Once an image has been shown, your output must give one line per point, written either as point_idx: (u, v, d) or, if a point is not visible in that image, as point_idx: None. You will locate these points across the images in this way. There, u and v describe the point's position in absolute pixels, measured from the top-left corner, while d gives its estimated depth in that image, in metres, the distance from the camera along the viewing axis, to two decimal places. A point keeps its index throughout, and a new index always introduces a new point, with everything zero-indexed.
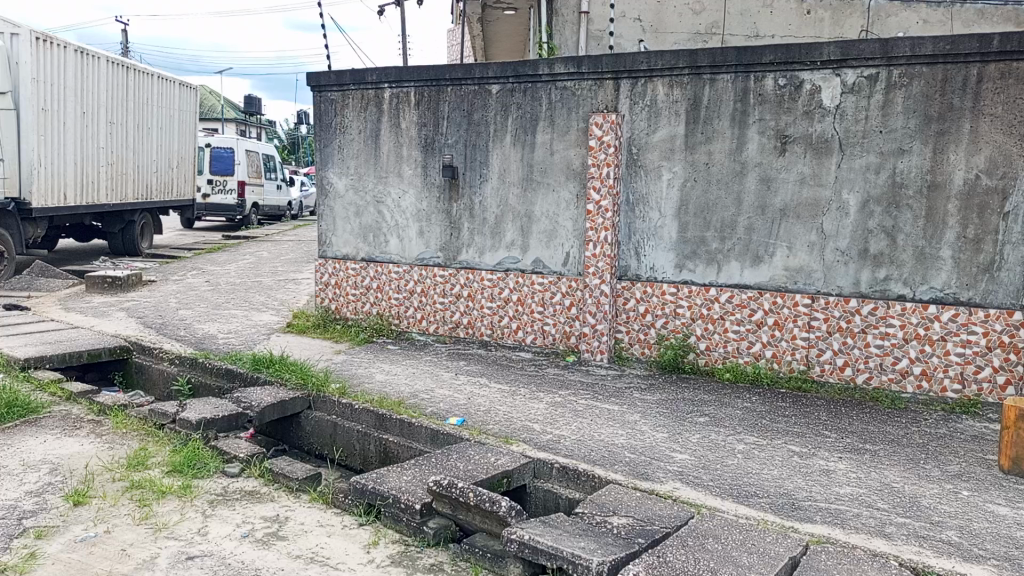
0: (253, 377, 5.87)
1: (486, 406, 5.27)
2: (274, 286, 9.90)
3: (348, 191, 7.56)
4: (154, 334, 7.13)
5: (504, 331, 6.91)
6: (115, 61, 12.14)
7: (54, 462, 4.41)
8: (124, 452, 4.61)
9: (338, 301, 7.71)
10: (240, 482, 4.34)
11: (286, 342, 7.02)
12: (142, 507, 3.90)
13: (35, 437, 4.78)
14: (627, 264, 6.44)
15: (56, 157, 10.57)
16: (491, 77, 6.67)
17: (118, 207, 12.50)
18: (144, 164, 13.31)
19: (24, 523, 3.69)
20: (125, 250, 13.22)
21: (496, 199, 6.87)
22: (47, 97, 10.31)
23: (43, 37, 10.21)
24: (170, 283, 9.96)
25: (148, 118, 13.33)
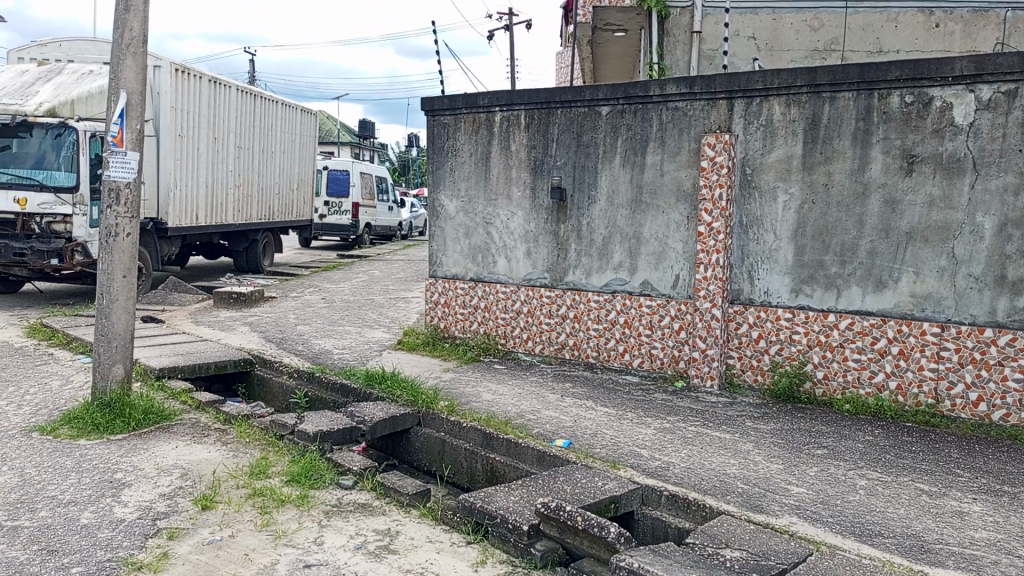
0: (366, 392, 6.05)
1: (592, 430, 5.23)
2: (386, 304, 10.22)
3: (459, 213, 7.72)
4: (275, 348, 7.49)
5: (611, 353, 6.86)
6: (244, 90, 12.93)
7: (185, 467, 4.69)
8: (246, 461, 4.85)
9: (446, 320, 7.87)
10: (353, 495, 4.47)
11: (397, 359, 7.21)
12: (263, 514, 4.08)
13: (168, 443, 5.11)
14: (739, 287, 6.27)
15: (189, 180, 11.33)
16: (601, 99, 6.69)
17: (243, 226, 13.25)
18: (267, 186, 14.06)
19: (158, 523, 3.93)
20: (248, 267, 13.98)
21: (605, 220, 6.85)
22: (183, 123, 11.07)
23: (181, 68, 10.99)
24: (290, 300, 10.44)
25: (271, 143, 14.10)
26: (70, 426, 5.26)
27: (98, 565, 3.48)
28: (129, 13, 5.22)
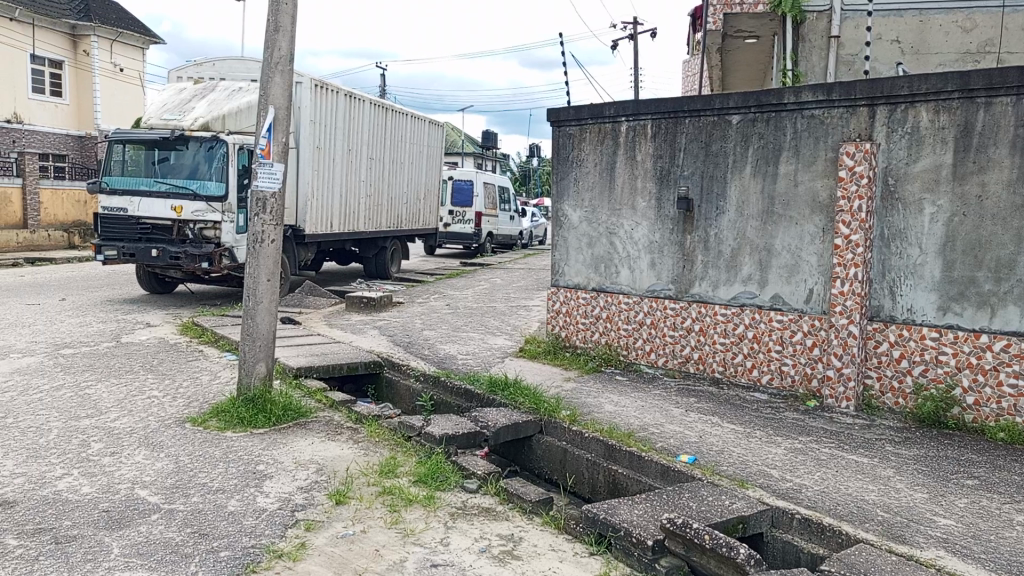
0: (490, 398, 6.15)
1: (718, 447, 5.10)
2: (507, 312, 10.35)
3: (582, 223, 7.71)
4: (403, 352, 7.74)
5: (738, 369, 6.67)
6: (377, 103, 13.47)
7: (321, 463, 4.93)
8: (376, 460, 5.04)
9: (568, 329, 7.88)
10: (478, 498, 4.55)
11: (519, 367, 7.29)
12: (393, 512, 4.23)
13: (305, 438, 5.38)
14: (880, 304, 5.94)
15: (325, 189, 11.92)
16: (732, 107, 6.53)
17: (373, 234, 13.80)
18: (396, 195, 14.58)
19: (296, 515, 4.15)
20: (377, 273, 14.54)
21: (733, 231, 6.67)
22: (321, 136, 11.66)
23: (320, 84, 11.58)
24: (416, 306, 10.78)
25: (400, 154, 14.62)
26: (217, 418, 5.63)
27: (243, 550, 3.71)
28: (278, 33, 5.55)
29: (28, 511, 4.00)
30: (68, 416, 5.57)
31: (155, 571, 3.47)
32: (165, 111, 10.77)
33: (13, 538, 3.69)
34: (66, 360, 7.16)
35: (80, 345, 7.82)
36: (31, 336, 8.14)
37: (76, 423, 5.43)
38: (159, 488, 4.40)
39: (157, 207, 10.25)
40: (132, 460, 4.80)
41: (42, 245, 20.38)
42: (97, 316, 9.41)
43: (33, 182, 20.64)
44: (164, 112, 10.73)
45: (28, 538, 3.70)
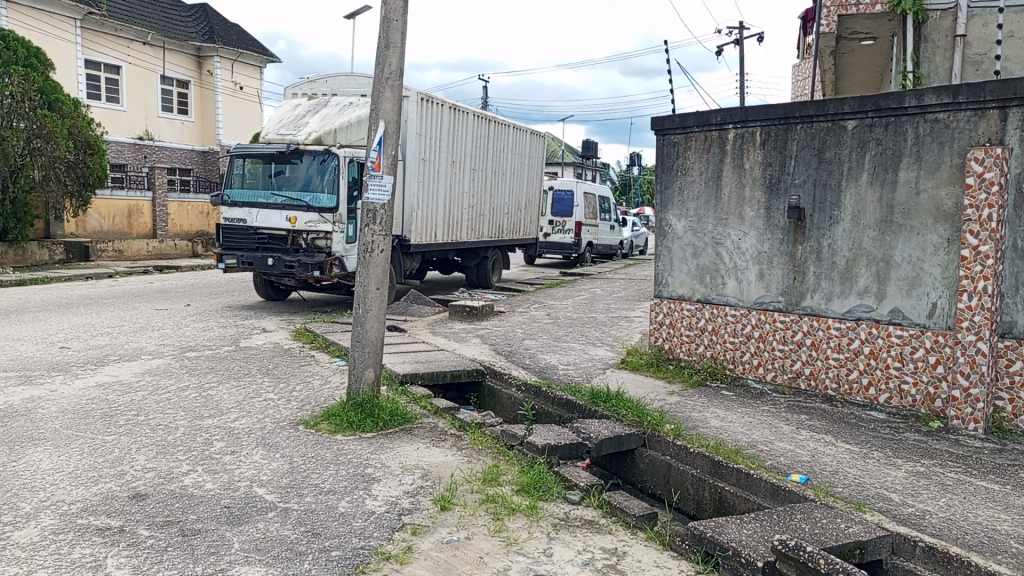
0: (592, 409, 6.11)
1: (833, 467, 4.88)
2: (608, 323, 10.28)
3: (687, 233, 7.58)
4: (504, 360, 7.81)
5: (853, 386, 6.37)
6: (480, 115, 13.69)
7: (426, 468, 5.03)
8: (479, 467, 5.10)
9: (671, 341, 7.75)
10: (581, 510, 4.52)
11: (622, 378, 7.22)
12: (496, 521, 4.26)
13: (411, 444, 5.51)
14: (1012, 319, 5.56)
15: (430, 200, 12.20)
16: (847, 113, 6.27)
17: (475, 244, 14.01)
18: (497, 206, 14.76)
19: (403, 519, 4.25)
20: (478, 282, 14.75)
21: (848, 241, 6.40)
22: (426, 148, 11.95)
23: (426, 97, 11.87)
24: (517, 315, 10.86)
25: (502, 164, 14.79)
26: (329, 421, 5.84)
27: (353, 551, 3.83)
28: (388, 49, 5.73)
29: (158, 504, 4.26)
30: (192, 416, 5.92)
31: (272, 567, 3.62)
32: (282, 126, 11.30)
33: (145, 529, 3.94)
34: (190, 363, 7.60)
35: (203, 348, 8.29)
36: (159, 339, 8.69)
37: (200, 422, 5.75)
38: (275, 487, 4.61)
39: (274, 218, 10.76)
40: (250, 459, 5.04)
41: (169, 254, 21.77)
42: (218, 322, 9.96)
43: (162, 195, 22.08)
44: (280, 127, 11.26)
45: (158, 530, 3.94)
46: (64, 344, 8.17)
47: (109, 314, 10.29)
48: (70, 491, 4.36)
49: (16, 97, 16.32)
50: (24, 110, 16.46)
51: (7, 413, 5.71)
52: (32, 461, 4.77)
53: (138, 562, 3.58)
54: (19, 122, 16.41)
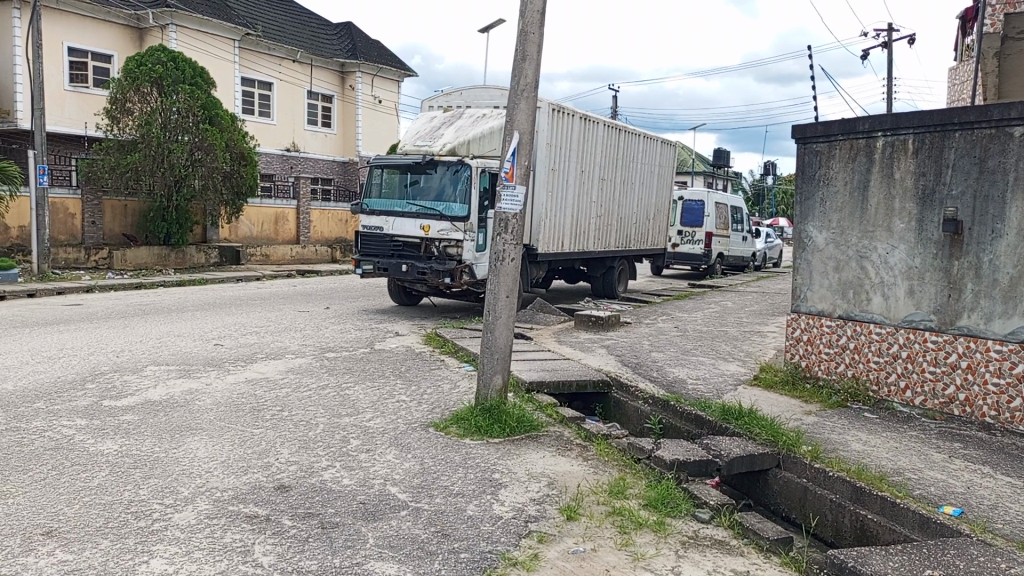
0: (722, 426, 5.93)
1: (991, 501, 4.50)
2: (740, 337, 9.96)
3: (829, 245, 7.22)
4: (631, 372, 7.72)
5: (1016, 415, 5.88)
6: (610, 125, 13.65)
7: (552, 477, 5.05)
8: (606, 479, 5.06)
9: (809, 359, 7.41)
10: (710, 530, 4.39)
11: (755, 396, 6.96)
12: (623, 534, 4.22)
13: (537, 451, 5.54)
14: None
15: (558, 210, 12.26)
16: (1014, 118, 5.81)
17: (601, 253, 13.95)
18: (625, 215, 14.64)
19: (530, 526, 4.28)
20: (604, 292, 14.67)
21: (1012, 256, 5.90)
22: (556, 158, 12.03)
23: (557, 108, 11.96)
24: (644, 326, 10.71)
25: (631, 174, 14.67)
26: (457, 425, 5.97)
27: (481, 554, 3.90)
28: (525, 61, 5.81)
29: (300, 496, 4.50)
30: (331, 414, 6.21)
31: (404, 564, 3.75)
32: (418, 138, 11.70)
33: (288, 519, 4.17)
34: (329, 363, 8.00)
35: (341, 350, 8.70)
36: (302, 339, 9.19)
37: (338, 420, 6.03)
38: (407, 487, 4.76)
39: (408, 226, 11.16)
40: (384, 458, 5.24)
41: (311, 259, 23.05)
42: (354, 324, 10.41)
43: (306, 204, 23.40)
44: (417, 139, 11.66)
45: (300, 520, 4.16)
46: (218, 341, 8.80)
47: (257, 314, 11.00)
48: (223, 478, 4.69)
49: (182, 113, 17.93)
50: (188, 124, 18.01)
51: (170, 403, 6.22)
52: (190, 448, 5.17)
53: (282, 550, 3.80)
54: (183, 136, 17.99)
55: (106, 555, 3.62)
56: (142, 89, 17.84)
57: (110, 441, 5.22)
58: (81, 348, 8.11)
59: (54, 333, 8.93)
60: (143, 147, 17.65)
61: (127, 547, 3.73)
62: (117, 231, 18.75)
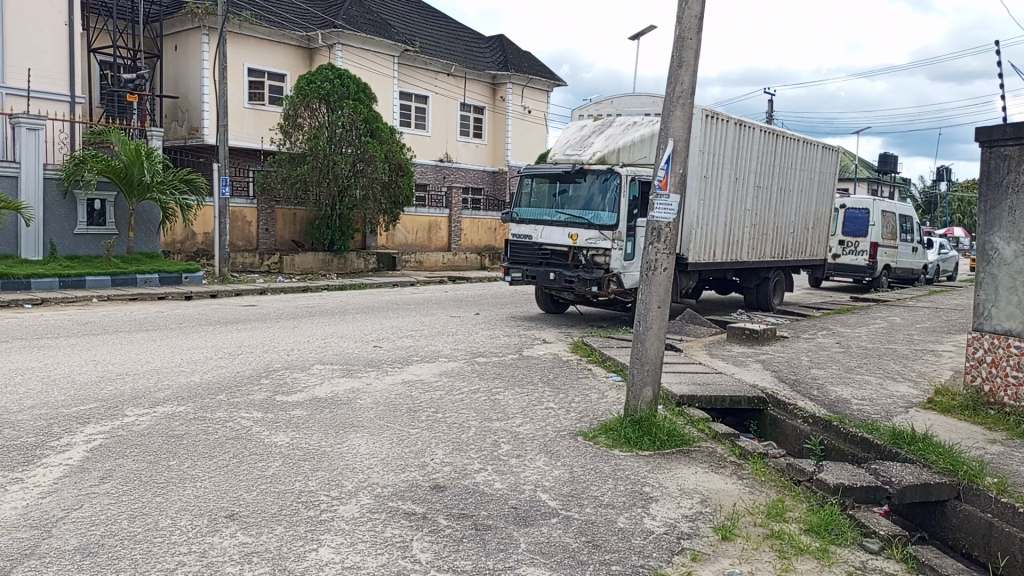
0: (892, 452, 5.54)
1: None
2: (911, 356, 9.26)
3: (1019, 258, 6.57)
4: (789, 390, 7.36)
5: None
6: (767, 130, 13.15)
7: (705, 494, 4.90)
8: (763, 500, 4.85)
9: (993, 383, 6.76)
10: (880, 561, 4.11)
11: (930, 420, 6.43)
12: (783, 559, 4.03)
13: (688, 467, 5.40)
14: None
15: (711, 219, 11.94)
16: None
17: (756, 264, 13.44)
18: (782, 224, 14.04)
19: (683, 542, 4.18)
20: (758, 304, 14.10)
21: None
22: (709, 166, 11.71)
23: (711, 114, 11.65)
24: (802, 341, 10.20)
25: (789, 181, 14.05)
26: (606, 436, 5.91)
27: (633, 568, 3.85)
28: (682, 67, 5.70)
29: (455, 497, 4.63)
30: (483, 417, 6.36)
31: (555, 572, 3.76)
32: (568, 147, 11.75)
33: (444, 518, 4.30)
34: (480, 367, 8.20)
35: (492, 355, 8.88)
36: (454, 344, 9.46)
37: (489, 424, 6.16)
38: (557, 494, 4.78)
39: (557, 234, 11.23)
40: (534, 464, 5.29)
41: (461, 266, 23.77)
42: (503, 331, 10.60)
43: (457, 212, 24.18)
44: (567, 148, 11.71)
45: (455, 521, 4.28)
46: (377, 344, 9.23)
47: (412, 318, 11.45)
48: (383, 475, 4.90)
49: (346, 127, 19.06)
50: (352, 137, 19.13)
51: (335, 400, 6.59)
52: (352, 445, 5.45)
53: (439, 549, 3.92)
54: (347, 148, 19.10)
55: (280, 541, 3.88)
56: (312, 105, 19.11)
57: (283, 433, 5.61)
58: (256, 346, 8.77)
59: (234, 331, 9.71)
60: (311, 159, 18.88)
61: (298, 534, 3.98)
62: (288, 237, 20.19)
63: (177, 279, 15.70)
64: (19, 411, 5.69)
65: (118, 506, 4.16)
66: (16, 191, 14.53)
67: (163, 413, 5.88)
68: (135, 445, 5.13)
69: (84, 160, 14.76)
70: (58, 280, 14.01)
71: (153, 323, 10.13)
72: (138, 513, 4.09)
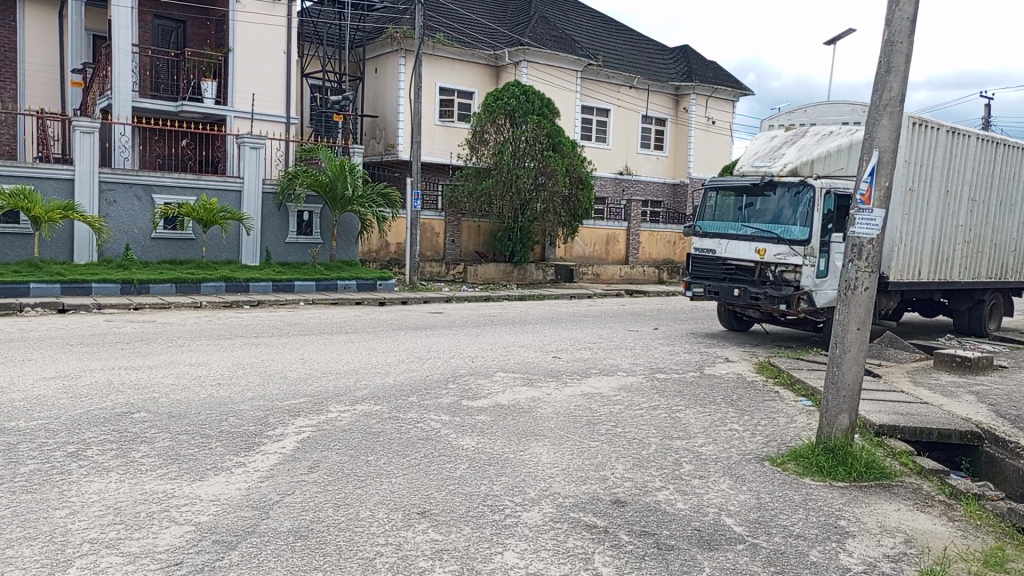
0: None
1: None
2: None
3: None
4: (1009, 426, 6.61)
5: None
6: (985, 138, 11.95)
7: (910, 534, 4.52)
8: (978, 546, 4.40)
9: None
10: None
11: None
12: None
13: (889, 503, 5.01)
14: None
15: (916, 235, 11.01)
16: None
17: (969, 285, 12.22)
18: (1001, 241, 12.68)
19: None
20: (970, 329, 12.79)
21: None
22: (915, 177, 10.82)
23: (919, 122, 10.77)
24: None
25: (1011, 194, 12.68)
26: (796, 462, 5.62)
27: None
28: (889, 73, 5.33)
29: (637, 513, 4.60)
30: (664, 435, 6.26)
31: None
32: (757, 158, 11.31)
33: (626, 534, 4.28)
34: (660, 384, 8.07)
35: (672, 372, 8.72)
36: (633, 358, 9.39)
37: (671, 442, 6.05)
38: (743, 520, 4.60)
39: (743, 249, 10.84)
40: (718, 487, 5.13)
41: (638, 279, 23.50)
42: (683, 347, 10.38)
43: (636, 225, 24.03)
44: (756, 160, 11.28)
45: (637, 537, 4.25)
46: (557, 355, 9.35)
47: (591, 331, 11.49)
48: (565, 485, 4.97)
49: (529, 141, 19.58)
50: (534, 151, 19.62)
51: (518, 408, 6.76)
52: (535, 453, 5.57)
53: (621, 563, 3.91)
54: (530, 162, 19.62)
55: (468, 541, 4.04)
56: (497, 121, 19.81)
57: (469, 437, 5.84)
58: (444, 351, 9.19)
59: (424, 337, 10.26)
60: (495, 173, 19.54)
61: (485, 536, 4.12)
62: (471, 248, 20.94)
63: (372, 285, 16.82)
64: (242, 401, 6.35)
65: (325, 494, 4.53)
66: (239, 204, 16.26)
67: (362, 411, 6.33)
68: (339, 439, 5.56)
69: (296, 174, 16.24)
70: (271, 284, 15.49)
71: (353, 325, 10.91)
72: (342, 502, 4.42)
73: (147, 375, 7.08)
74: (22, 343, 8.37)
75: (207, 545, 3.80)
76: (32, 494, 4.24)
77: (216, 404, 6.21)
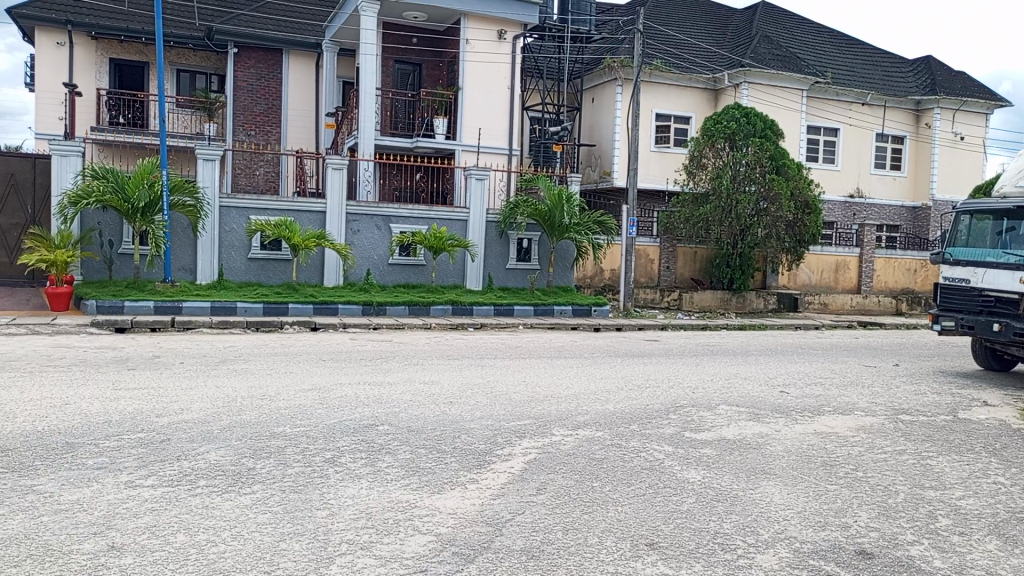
0: None
1: None
2: None
3: None
4: None
5: None
6: None
7: None
8: None
9: None
10: None
11: None
12: None
13: None
14: None
15: None
16: None
17: None
18: None
19: None
20: None
21: None
22: None
23: None
24: None
25: None
26: None
27: None
28: None
29: (887, 568, 4.20)
30: (913, 483, 5.69)
31: None
32: (1021, 176, 10.08)
33: None
34: (905, 426, 7.34)
35: (919, 414, 7.89)
36: (871, 397, 8.64)
37: (922, 492, 5.48)
38: None
39: (1004, 278, 9.62)
40: (984, 547, 4.55)
41: (873, 310, 21.81)
42: (932, 387, 9.36)
43: (870, 251, 22.27)
44: (1020, 178, 10.06)
45: None
46: (785, 389, 8.85)
47: (821, 364, 10.77)
48: (802, 530, 4.67)
49: (750, 165, 18.87)
50: (756, 175, 18.87)
51: (745, 444, 6.49)
52: (766, 492, 5.30)
53: None
54: (751, 187, 18.91)
55: None
56: (716, 145, 19.35)
57: (695, 470, 5.69)
58: (663, 380, 9.06)
59: (642, 364, 10.18)
60: (714, 199, 19.04)
61: None
62: (687, 275, 20.49)
63: (587, 311, 17.01)
64: (472, 420, 6.67)
65: (553, 517, 4.62)
66: (465, 232, 17.24)
67: (585, 436, 6.40)
68: (564, 462, 5.66)
69: (518, 204, 16.88)
70: (493, 308, 16.17)
71: (570, 351, 11.08)
72: (570, 526, 4.48)
73: (388, 391, 7.66)
74: (284, 356, 9.41)
75: (448, 556, 4.01)
76: (299, 494, 4.74)
77: (449, 421, 6.58)
